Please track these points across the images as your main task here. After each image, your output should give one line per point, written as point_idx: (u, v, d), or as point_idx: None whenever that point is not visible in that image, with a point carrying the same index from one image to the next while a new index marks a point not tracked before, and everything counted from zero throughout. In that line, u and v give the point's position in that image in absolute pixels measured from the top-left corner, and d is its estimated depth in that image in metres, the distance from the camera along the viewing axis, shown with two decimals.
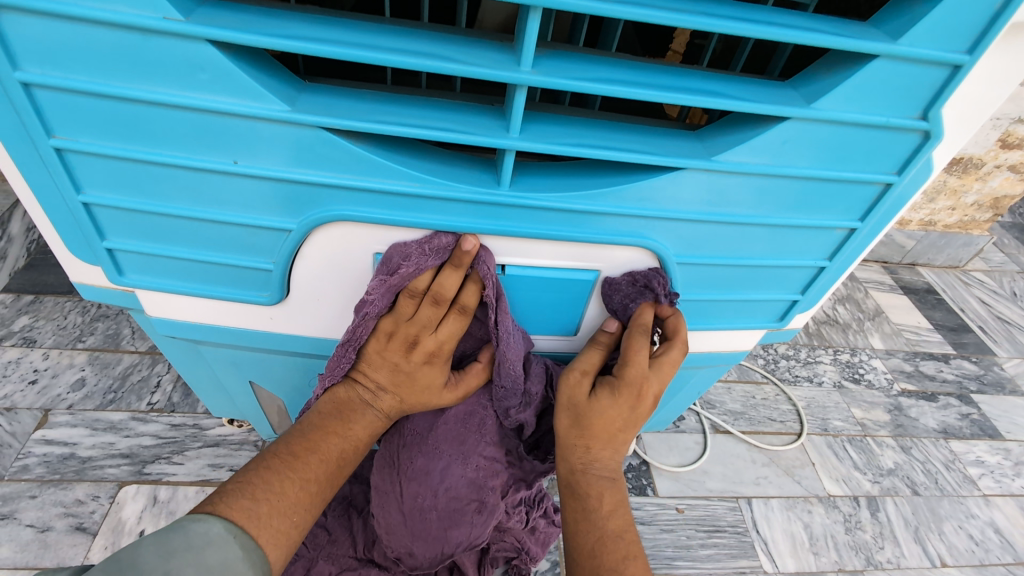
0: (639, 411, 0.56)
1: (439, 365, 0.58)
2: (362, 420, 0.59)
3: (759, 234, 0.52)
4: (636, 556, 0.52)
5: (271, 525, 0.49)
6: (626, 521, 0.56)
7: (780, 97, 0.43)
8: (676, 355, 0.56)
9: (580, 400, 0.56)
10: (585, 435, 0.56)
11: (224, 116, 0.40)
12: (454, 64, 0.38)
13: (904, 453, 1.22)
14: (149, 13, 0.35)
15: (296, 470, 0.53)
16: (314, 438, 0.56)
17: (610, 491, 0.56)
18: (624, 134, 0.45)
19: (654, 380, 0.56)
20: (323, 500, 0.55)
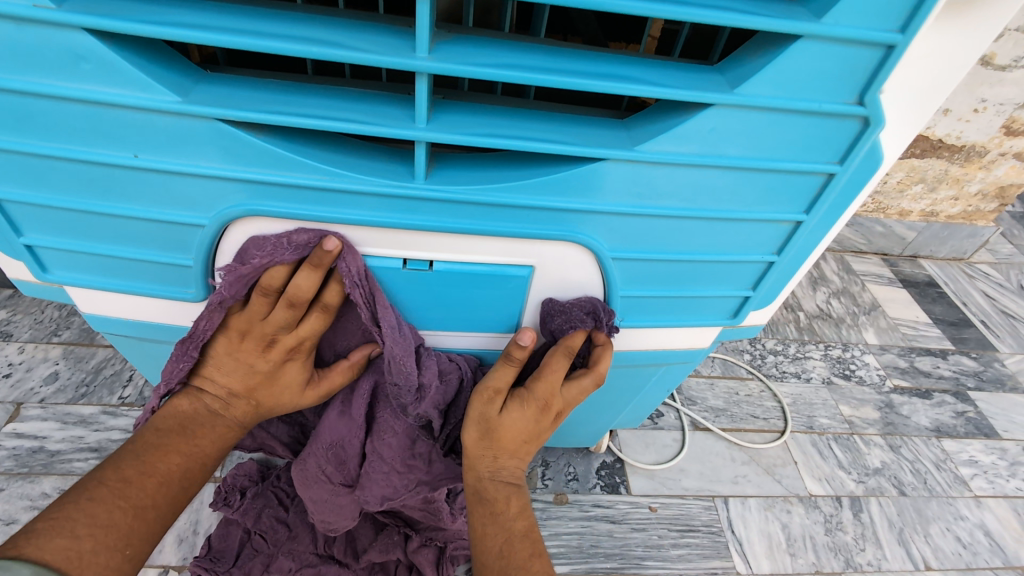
0: (543, 425, 0.56)
1: (297, 363, 0.58)
2: (210, 430, 0.59)
3: (697, 227, 0.50)
4: (541, 558, 0.53)
5: (94, 561, 0.47)
6: (532, 525, 0.56)
7: (703, 82, 0.40)
8: (587, 385, 0.56)
9: (496, 418, 0.55)
10: (496, 442, 0.56)
11: (114, 108, 0.38)
12: (342, 49, 0.36)
13: (892, 452, 1.18)
14: (18, 1, 0.34)
15: (126, 497, 0.51)
16: (152, 458, 0.54)
17: (516, 496, 0.57)
18: (542, 124, 0.43)
19: (563, 397, 0.56)
20: (160, 523, 0.53)
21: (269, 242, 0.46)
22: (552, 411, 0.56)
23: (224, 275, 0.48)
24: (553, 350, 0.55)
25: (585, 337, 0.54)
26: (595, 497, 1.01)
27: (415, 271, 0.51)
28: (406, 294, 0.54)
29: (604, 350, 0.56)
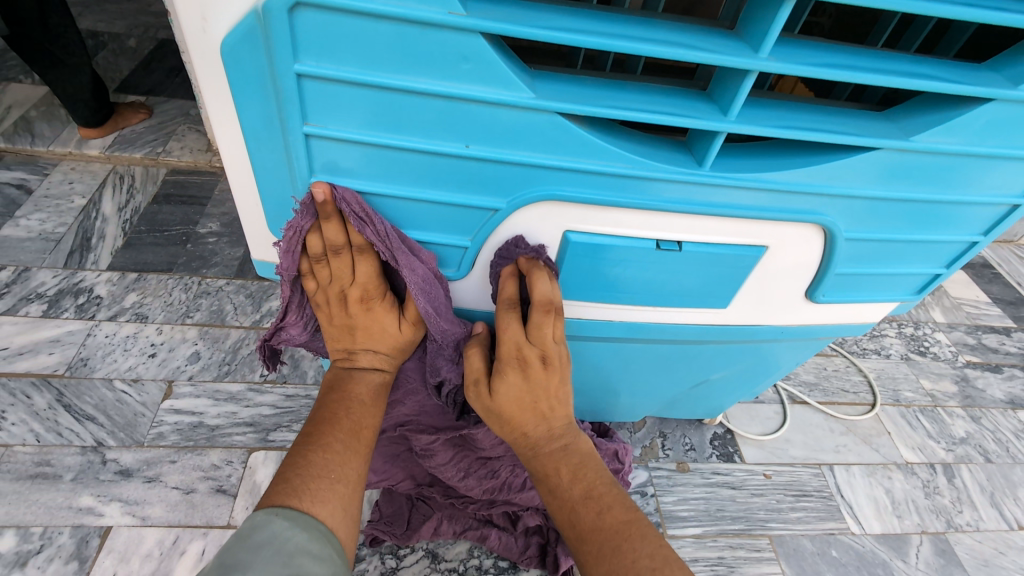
0: (548, 382, 0.57)
1: (379, 306, 0.59)
2: (357, 380, 0.62)
3: (927, 210, 0.55)
4: (612, 506, 0.56)
5: (309, 489, 0.53)
6: (594, 477, 0.58)
7: (982, 79, 0.45)
8: (541, 318, 0.53)
9: (504, 396, 0.57)
10: (511, 425, 0.59)
11: (473, 103, 0.43)
12: (700, 52, 0.40)
13: (974, 423, 1.25)
14: (435, 8, 0.37)
15: (314, 440, 0.57)
16: (323, 412, 0.60)
17: (563, 461, 0.59)
18: (822, 116, 0.48)
19: (528, 346, 0.55)
20: (356, 454, 0.58)
21: (288, 226, 0.50)
22: (550, 361, 0.56)
23: (279, 249, 0.53)
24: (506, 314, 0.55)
25: (513, 282, 0.56)
26: (712, 465, 1.07)
27: (666, 251, 0.56)
28: (644, 271, 0.59)
29: (532, 275, 0.53)
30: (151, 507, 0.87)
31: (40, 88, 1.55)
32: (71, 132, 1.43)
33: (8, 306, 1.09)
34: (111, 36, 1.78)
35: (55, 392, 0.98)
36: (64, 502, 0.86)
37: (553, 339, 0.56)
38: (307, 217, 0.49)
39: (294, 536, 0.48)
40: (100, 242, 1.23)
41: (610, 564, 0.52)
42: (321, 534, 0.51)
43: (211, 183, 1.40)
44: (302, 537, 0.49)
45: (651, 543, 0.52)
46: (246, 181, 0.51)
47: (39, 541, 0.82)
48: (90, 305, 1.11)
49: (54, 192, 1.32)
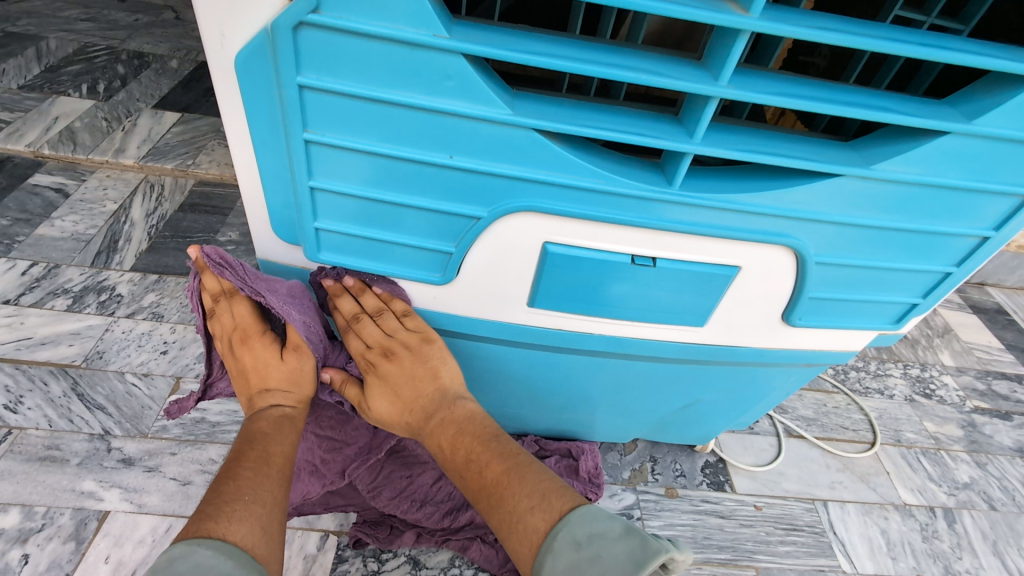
0: (402, 371, 0.68)
1: (261, 341, 0.66)
2: (259, 417, 0.65)
3: (897, 238, 0.57)
4: (490, 463, 0.64)
5: (222, 512, 0.55)
6: (472, 443, 0.66)
7: (938, 112, 0.48)
8: (355, 322, 0.67)
9: (382, 404, 0.70)
10: (397, 419, 0.71)
11: (455, 117, 0.47)
12: (662, 78, 0.45)
13: (979, 468, 1.22)
14: (421, 31, 0.42)
15: (224, 476, 0.60)
16: (233, 452, 0.63)
17: (443, 438, 0.68)
18: (788, 143, 0.51)
19: (371, 353, 0.67)
20: (267, 475, 0.61)
21: (187, 287, 0.67)
22: (392, 355, 0.67)
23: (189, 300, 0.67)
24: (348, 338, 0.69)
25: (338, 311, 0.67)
26: (702, 493, 1.07)
27: (640, 266, 0.59)
28: (623, 286, 0.62)
29: (337, 297, 0.66)
30: (147, 495, 0.90)
31: (86, 102, 1.67)
32: (109, 143, 1.53)
33: (36, 299, 1.16)
34: (155, 58, 1.92)
35: (70, 381, 1.03)
36: (68, 484, 0.90)
37: (380, 334, 0.66)
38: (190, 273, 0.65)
39: (217, 564, 0.50)
40: (126, 244, 1.30)
41: (500, 514, 0.61)
42: (244, 559, 0.52)
43: (233, 195, 1.47)
44: (224, 565, 0.50)
45: (528, 485, 0.61)
46: (252, 182, 0.56)
47: (41, 520, 0.86)
48: (111, 302, 1.17)
49: (89, 196, 1.41)
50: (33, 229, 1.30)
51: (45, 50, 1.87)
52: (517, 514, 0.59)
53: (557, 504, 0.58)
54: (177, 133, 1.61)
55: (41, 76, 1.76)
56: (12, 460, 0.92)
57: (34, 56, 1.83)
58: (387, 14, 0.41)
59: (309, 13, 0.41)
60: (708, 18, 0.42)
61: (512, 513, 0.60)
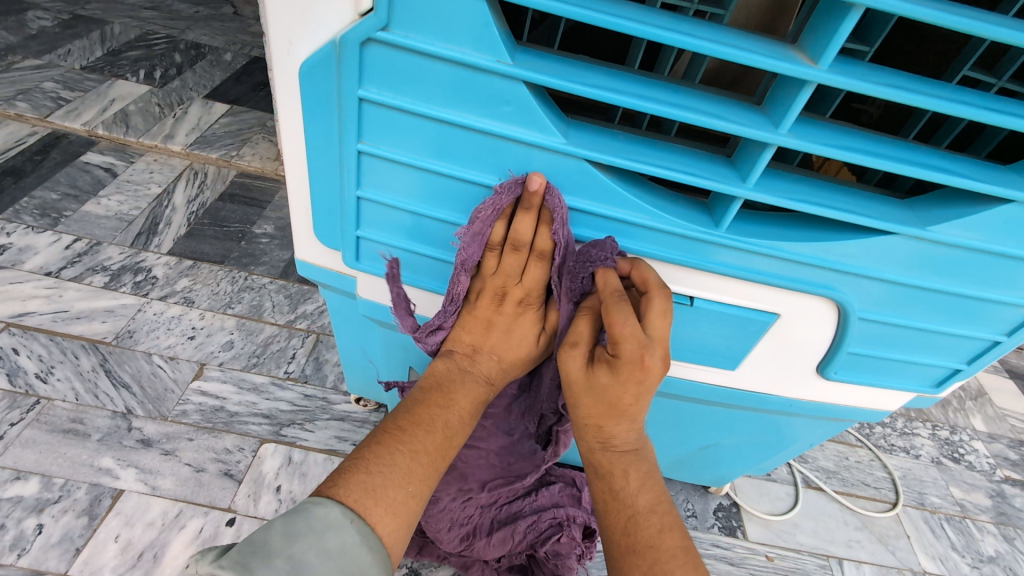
0: (648, 384, 0.53)
1: (419, 268, 0.58)
2: (466, 385, 0.62)
3: (947, 302, 0.56)
4: (672, 528, 0.55)
5: (388, 494, 0.51)
6: (656, 495, 0.57)
7: (1002, 178, 0.47)
8: (660, 308, 0.51)
9: (576, 373, 0.54)
10: (596, 416, 0.56)
11: (508, 141, 0.48)
12: (722, 120, 0.44)
13: (1006, 542, 1.16)
14: (485, 56, 0.43)
15: (403, 441, 0.55)
16: (417, 414, 0.58)
17: (631, 469, 0.58)
18: (842, 195, 0.50)
19: (652, 352, 0.51)
20: (434, 470, 0.56)
21: (333, 175, 0.51)
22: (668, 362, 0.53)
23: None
24: (616, 301, 0.51)
25: (615, 277, 0.52)
26: (712, 537, 1.04)
27: (676, 304, 0.58)
28: None
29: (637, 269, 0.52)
30: (161, 478, 0.91)
31: (142, 87, 1.73)
32: (160, 128, 1.58)
33: (76, 273, 1.19)
34: (211, 49, 1.98)
35: (99, 357, 1.06)
36: (87, 459, 0.92)
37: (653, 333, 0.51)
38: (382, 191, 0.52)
39: (359, 558, 0.47)
40: (166, 228, 1.33)
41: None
42: (382, 560, 0.49)
43: (272, 189, 1.50)
44: (364, 560, 0.47)
45: (703, 572, 0.52)
46: (300, 186, 0.57)
47: (59, 491, 0.88)
48: (146, 284, 1.20)
49: (136, 178, 1.45)
50: (80, 205, 1.35)
51: (110, 34, 1.94)
52: None
53: None
54: (225, 125, 1.65)
55: (103, 59, 1.83)
56: (37, 429, 0.94)
57: (98, 39, 1.91)
58: (453, 37, 0.42)
59: (378, 31, 0.42)
60: (775, 66, 0.42)
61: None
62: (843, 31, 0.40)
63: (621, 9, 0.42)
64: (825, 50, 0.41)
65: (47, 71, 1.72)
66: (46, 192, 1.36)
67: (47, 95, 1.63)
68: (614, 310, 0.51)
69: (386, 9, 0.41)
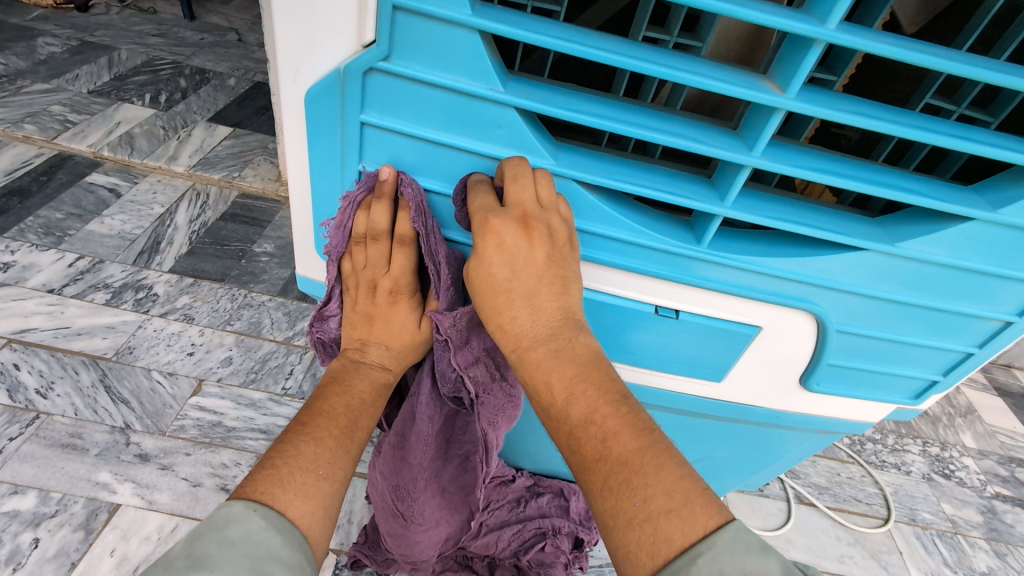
0: (530, 254, 0.49)
1: (404, 302, 0.63)
2: (360, 375, 0.66)
3: (921, 315, 0.58)
4: (618, 432, 0.45)
5: (295, 479, 0.52)
6: (594, 398, 0.47)
7: (965, 199, 0.50)
8: (512, 176, 0.48)
9: (479, 277, 0.51)
10: (490, 314, 0.52)
11: (501, 162, 0.51)
12: (699, 143, 0.48)
13: (998, 559, 1.17)
14: (479, 84, 0.46)
15: (307, 433, 0.58)
16: (318, 404, 0.62)
17: (558, 375, 0.49)
18: (816, 213, 0.53)
19: (503, 219, 0.48)
20: (347, 452, 0.60)
21: (345, 198, 0.54)
22: (532, 225, 0.49)
23: (330, 226, 0.57)
24: (477, 190, 0.50)
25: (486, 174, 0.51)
26: None
27: (663, 317, 0.61)
28: (644, 334, 0.64)
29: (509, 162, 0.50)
30: (158, 493, 0.92)
31: (147, 111, 1.77)
32: (164, 150, 1.62)
33: (78, 290, 1.21)
34: (215, 74, 2.04)
35: (99, 372, 1.07)
36: (85, 474, 0.93)
37: (535, 199, 0.49)
38: (362, 193, 0.53)
39: (267, 539, 0.46)
40: (167, 247, 1.36)
41: (617, 501, 0.43)
42: (295, 539, 0.48)
43: (273, 209, 1.53)
44: (274, 542, 0.46)
45: (670, 475, 0.43)
46: (304, 204, 0.60)
47: (56, 506, 0.89)
48: (147, 301, 1.22)
49: (139, 198, 1.48)
50: (84, 224, 1.38)
51: (117, 59, 2.00)
52: (644, 515, 0.42)
53: (702, 518, 0.41)
54: (227, 147, 1.69)
55: (110, 83, 1.88)
56: (36, 444, 0.95)
57: (105, 64, 1.96)
58: (450, 67, 0.46)
59: (380, 61, 0.46)
60: (747, 95, 0.45)
61: (633, 505, 0.43)
62: (808, 63, 0.44)
63: (605, 42, 0.46)
64: (792, 79, 0.45)
65: (55, 95, 1.76)
66: (51, 212, 1.39)
67: (55, 118, 1.67)
68: (478, 192, 0.50)
69: (387, 41, 0.45)
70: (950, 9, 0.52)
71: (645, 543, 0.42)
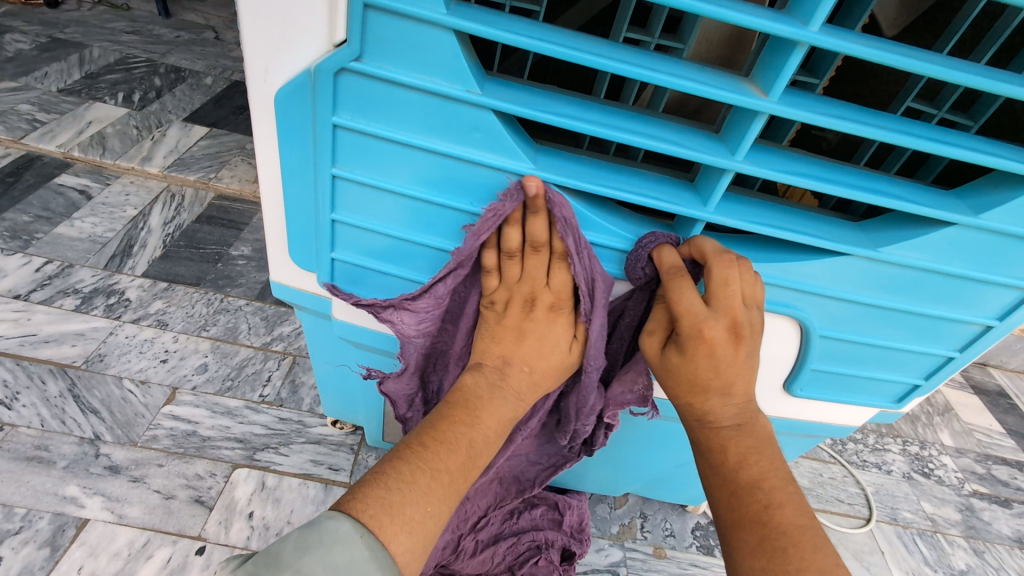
0: (733, 357, 0.50)
1: (474, 279, 0.57)
2: (456, 375, 0.57)
3: (902, 319, 0.58)
4: (783, 503, 0.49)
5: (405, 513, 0.46)
6: (766, 468, 0.51)
7: (946, 204, 0.50)
8: (722, 274, 0.48)
9: (665, 361, 0.53)
10: (681, 394, 0.54)
11: (478, 166, 0.49)
12: (682, 148, 0.47)
13: (976, 556, 1.18)
14: (456, 86, 0.45)
15: (425, 460, 0.50)
16: (441, 432, 0.53)
17: (736, 444, 0.52)
18: (798, 218, 0.53)
19: (713, 322, 0.49)
20: (458, 490, 0.51)
21: (374, 205, 0.50)
22: (742, 333, 0.49)
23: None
24: (675, 284, 0.49)
25: (672, 250, 0.51)
26: (690, 556, 1.01)
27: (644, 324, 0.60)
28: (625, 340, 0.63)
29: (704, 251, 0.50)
30: (129, 506, 0.89)
31: (120, 110, 1.73)
32: (137, 150, 1.58)
33: (45, 296, 1.17)
34: (191, 73, 1.99)
35: (67, 382, 1.03)
36: (51, 488, 0.89)
37: (741, 298, 0.49)
38: None
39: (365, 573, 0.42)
40: (140, 250, 1.32)
41: (769, 565, 0.47)
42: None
43: (250, 212, 1.50)
44: None
45: (824, 556, 0.46)
46: (276, 208, 0.58)
47: (19, 522, 0.85)
48: (119, 306, 1.18)
49: (111, 200, 1.44)
50: (53, 227, 1.33)
51: (89, 57, 1.94)
52: None
53: None
54: (203, 147, 1.65)
55: (81, 82, 1.82)
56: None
57: (76, 62, 1.91)
58: (425, 68, 0.44)
59: (352, 61, 0.44)
60: (729, 98, 0.44)
61: (785, 572, 0.46)
62: (790, 66, 0.43)
63: (585, 43, 0.44)
64: (774, 82, 0.44)
65: (23, 94, 1.71)
66: (18, 215, 1.34)
67: (22, 117, 1.61)
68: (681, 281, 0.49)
69: (358, 41, 0.43)
70: (929, 12, 0.52)
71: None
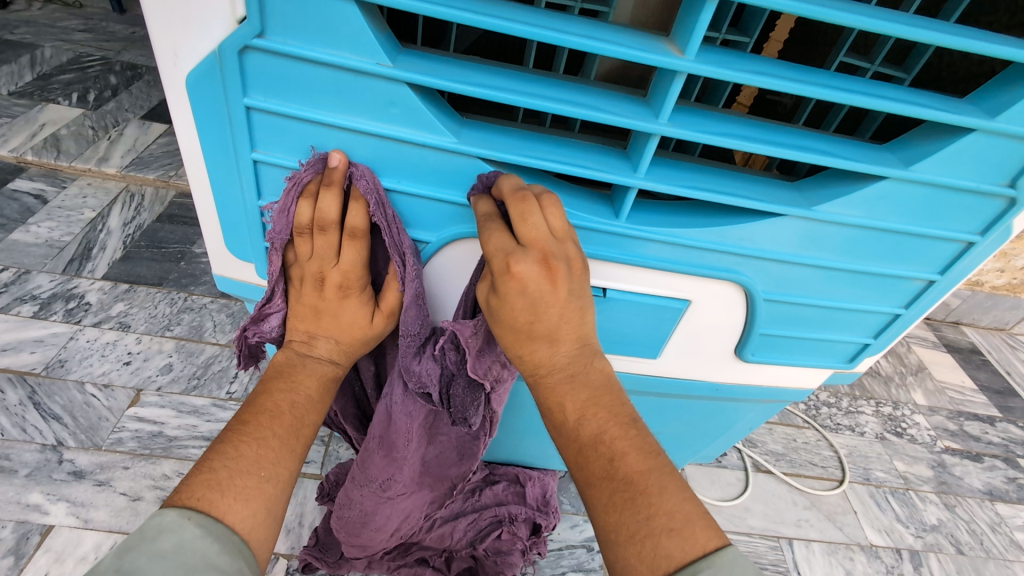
0: (552, 292, 0.47)
1: (355, 297, 0.60)
2: (308, 369, 0.62)
3: (845, 278, 0.58)
4: (626, 452, 0.46)
5: (236, 483, 0.49)
6: (606, 420, 0.48)
7: (879, 158, 0.49)
8: (522, 208, 0.46)
9: (498, 308, 0.49)
10: (510, 344, 0.51)
11: (399, 142, 0.48)
12: (604, 113, 0.46)
13: (947, 511, 1.21)
14: (365, 59, 0.43)
15: (248, 433, 0.54)
16: (262, 403, 0.58)
17: (572, 398, 0.49)
18: (732, 181, 0.52)
19: (522, 259, 0.46)
20: (293, 452, 0.56)
21: (290, 177, 0.50)
22: (552, 264, 0.47)
23: (273, 211, 0.53)
24: (486, 230, 0.47)
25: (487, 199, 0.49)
26: None
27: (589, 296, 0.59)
28: None
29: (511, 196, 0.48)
30: (95, 510, 0.88)
31: (75, 111, 1.68)
32: (94, 151, 1.54)
33: (2, 304, 1.15)
34: (149, 70, 1.94)
35: (27, 390, 1.01)
36: (13, 496, 0.88)
37: (546, 232, 0.47)
38: (309, 173, 0.49)
39: (202, 548, 0.43)
40: (100, 253, 1.29)
41: (624, 519, 0.44)
42: (234, 546, 0.46)
43: None
44: (210, 550, 0.44)
45: (672, 498, 0.43)
46: (204, 198, 0.56)
47: None
48: (79, 311, 1.16)
49: (68, 204, 1.40)
50: (8, 234, 1.30)
51: (40, 58, 1.89)
52: (645, 533, 0.43)
53: (701, 538, 0.42)
54: (163, 145, 1.62)
55: (32, 84, 1.77)
56: None
57: (27, 63, 1.85)
58: (332, 41, 0.43)
59: (254, 38, 0.42)
60: (646, 58, 0.43)
61: (637, 522, 0.43)
62: (703, 22, 0.42)
63: (497, 8, 0.43)
64: (689, 40, 0.43)
65: None
66: None
67: None
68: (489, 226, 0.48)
69: (259, 16, 0.41)
70: None
71: (647, 558, 0.42)
